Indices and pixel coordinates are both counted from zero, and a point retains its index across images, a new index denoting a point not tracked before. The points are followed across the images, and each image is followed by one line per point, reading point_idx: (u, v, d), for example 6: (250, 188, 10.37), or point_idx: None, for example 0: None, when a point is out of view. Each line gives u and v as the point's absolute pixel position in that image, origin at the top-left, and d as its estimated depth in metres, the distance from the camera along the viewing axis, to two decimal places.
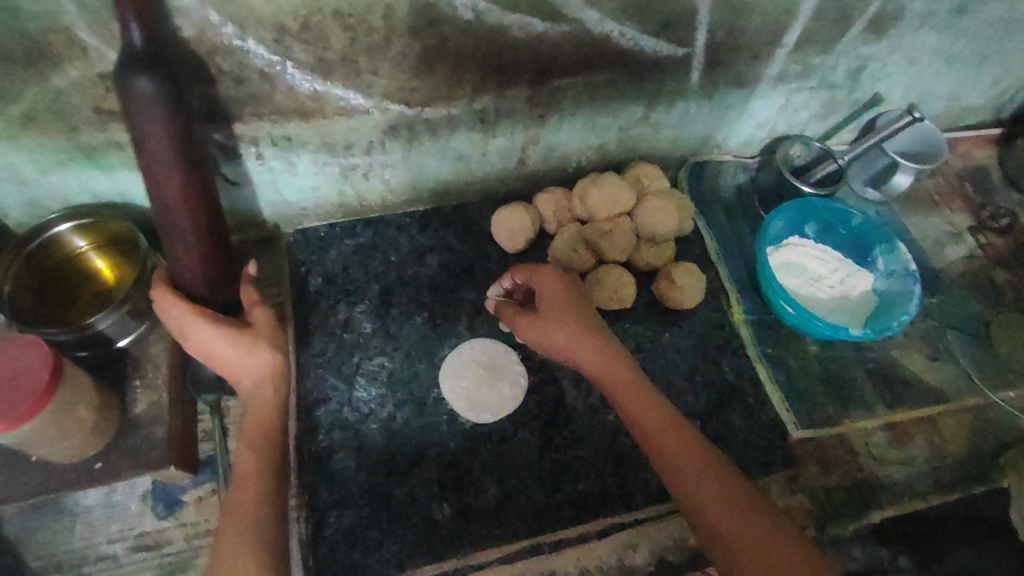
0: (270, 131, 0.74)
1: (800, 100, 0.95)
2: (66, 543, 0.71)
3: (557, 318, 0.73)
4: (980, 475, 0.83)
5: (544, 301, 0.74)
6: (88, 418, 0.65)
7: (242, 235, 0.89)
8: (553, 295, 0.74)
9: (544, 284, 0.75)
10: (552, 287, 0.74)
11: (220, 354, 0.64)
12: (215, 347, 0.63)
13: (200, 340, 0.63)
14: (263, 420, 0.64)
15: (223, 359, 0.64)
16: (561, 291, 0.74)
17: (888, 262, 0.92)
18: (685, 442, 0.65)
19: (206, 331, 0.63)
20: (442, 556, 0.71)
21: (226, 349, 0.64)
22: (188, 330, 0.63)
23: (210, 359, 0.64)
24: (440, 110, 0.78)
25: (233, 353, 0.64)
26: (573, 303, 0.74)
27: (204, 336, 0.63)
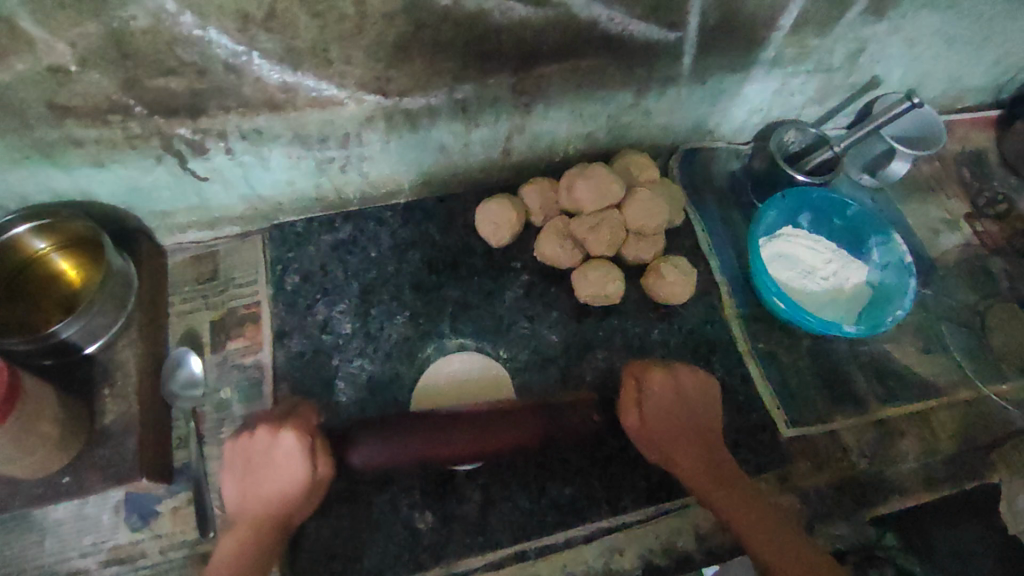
0: (239, 125, 0.69)
1: (796, 84, 0.91)
2: (35, 558, 0.69)
3: (683, 427, 0.72)
4: (970, 470, 0.83)
5: (659, 399, 0.72)
6: (52, 432, 0.63)
7: (214, 230, 0.86)
8: (684, 395, 0.73)
9: (681, 379, 0.74)
10: (673, 389, 0.73)
11: (283, 481, 0.64)
12: (287, 476, 0.64)
13: (278, 466, 0.64)
14: (268, 543, 0.63)
15: (284, 480, 0.64)
16: (688, 392, 0.73)
17: (882, 254, 0.89)
18: (793, 539, 0.64)
19: (295, 460, 0.64)
20: (425, 565, 0.69)
21: (297, 479, 0.64)
22: (283, 451, 0.64)
23: (264, 479, 0.64)
24: (419, 100, 0.73)
25: (302, 483, 0.64)
26: (701, 421, 0.73)
27: (293, 468, 0.64)
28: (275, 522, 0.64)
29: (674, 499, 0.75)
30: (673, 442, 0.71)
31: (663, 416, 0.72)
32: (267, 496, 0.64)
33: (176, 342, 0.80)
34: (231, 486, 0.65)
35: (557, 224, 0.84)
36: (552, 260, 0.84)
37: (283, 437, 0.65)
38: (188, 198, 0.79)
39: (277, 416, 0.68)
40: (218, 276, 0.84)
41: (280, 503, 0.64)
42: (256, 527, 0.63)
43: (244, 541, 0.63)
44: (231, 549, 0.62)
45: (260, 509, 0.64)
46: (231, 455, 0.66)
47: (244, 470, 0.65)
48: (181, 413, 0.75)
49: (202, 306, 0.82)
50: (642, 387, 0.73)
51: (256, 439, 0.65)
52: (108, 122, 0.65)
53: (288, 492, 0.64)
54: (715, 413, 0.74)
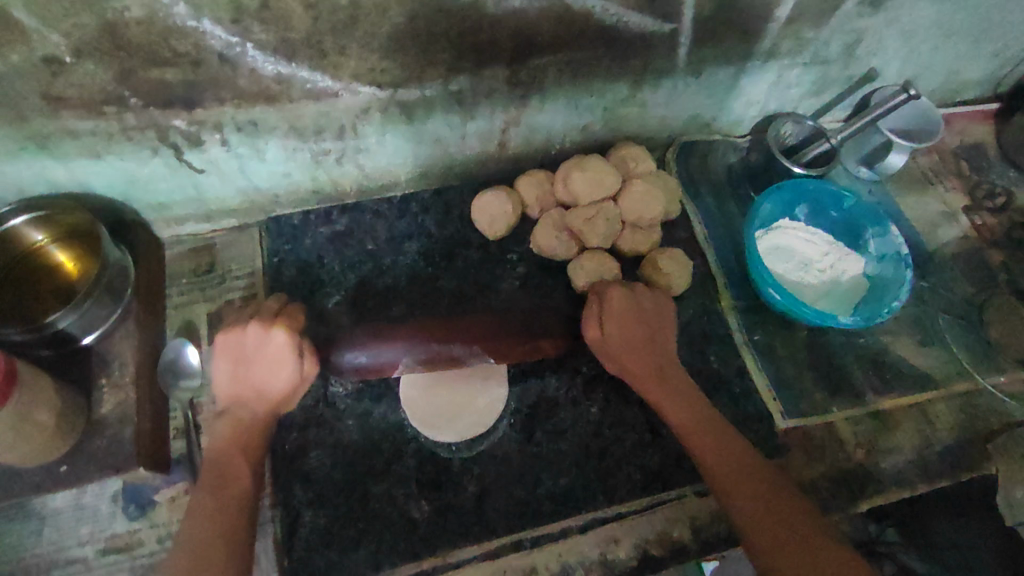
0: (234, 116, 0.70)
1: (792, 76, 0.91)
2: (33, 547, 0.69)
3: (641, 339, 0.73)
4: (967, 462, 0.83)
5: (618, 310, 0.73)
6: (49, 422, 0.63)
7: (212, 222, 0.86)
8: (641, 309, 0.74)
9: (640, 295, 0.75)
10: (631, 302, 0.74)
11: (271, 375, 0.65)
12: (278, 369, 0.65)
13: (267, 361, 0.65)
14: (252, 436, 0.64)
15: (269, 375, 0.65)
16: (648, 307, 0.75)
17: (879, 245, 0.89)
18: (736, 450, 0.65)
19: (285, 357, 0.64)
20: (420, 555, 0.70)
21: (285, 376, 0.65)
22: (274, 347, 0.65)
23: (254, 372, 0.65)
24: (414, 92, 0.74)
25: (290, 377, 0.65)
26: (659, 334, 0.74)
27: (281, 363, 0.64)
28: (262, 415, 0.65)
29: (669, 490, 0.75)
30: (631, 350, 0.72)
31: (626, 327, 0.73)
32: (255, 388, 0.65)
33: (174, 334, 0.80)
34: (223, 377, 0.65)
35: (552, 216, 0.84)
36: (548, 252, 0.84)
37: (274, 333, 0.65)
38: (185, 190, 0.79)
39: (271, 314, 0.68)
40: (216, 268, 0.85)
41: (270, 400, 0.65)
42: (242, 420, 0.65)
43: (226, 434, 0.64)
44: (219, 439, 0.64)
45: (250, 398, 0.65)
46: (222, 347, 0.66)
47: (233, 364, 0.65)
48: (178, 404, 0.75)
49: (200, 298, 0.83)
50: (602, 302, 0.74)
51: (246, 335, 0.65)
52: (104, 113, 0.65)
53: (274, 388, 0.65)
54: (669, 329, 0.76)
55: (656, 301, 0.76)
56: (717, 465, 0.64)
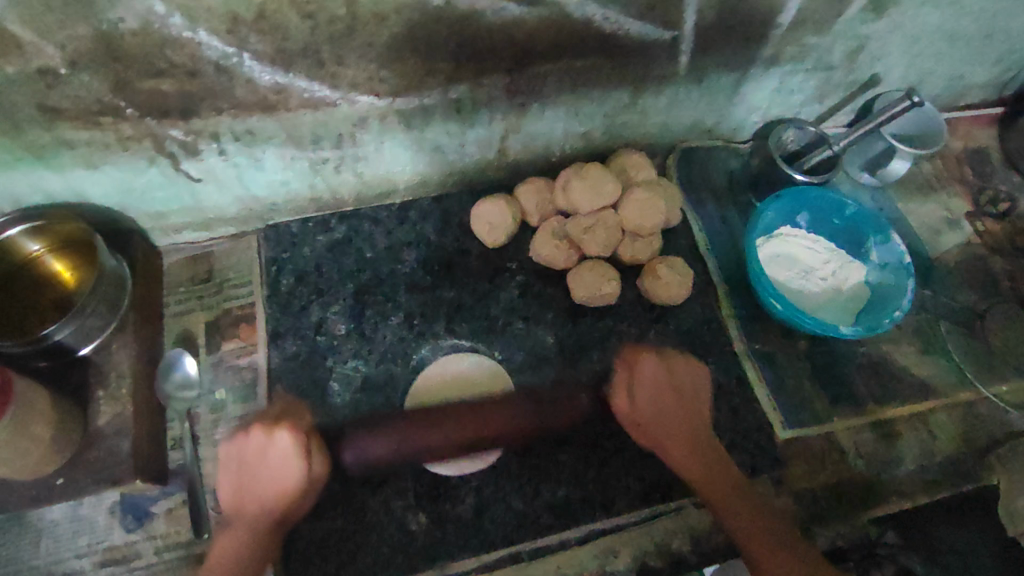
0: (231, 126, 0.69)
1: (795, 83, 0.90)
2: (30, 559, 0.69)
3: (674, 411, 0.73)
4: (968, 473, 0.82)
5: (649, 382, 0.73)
6: (45, 435, 0.63)
7: (210, 231, 0.86)
8: (673, 381, 0.74)
9: (672, 364, 0.75)
10: (664, 373, 0.74)
11: (278, 481, 0.64)
12: (283, 475, 0.63)
13: (272, 467, 0.63)
14: (264, 542, 0.64)
15: (278, 481, 0.63)
16: (682, 381, 0.75)
17: (881, 254, 0.89)
18: (782, 543, 0.66)
19: (291, 463, 0.63)
20: (418, 567, 0.70)
21: (291, 480, 0.63)
22: (277, 452, 0.64)
23: (259, 480, 0.64)
24: (413, 101, 0.73)
25: (297, 481, 0.64)
26: (693, 411, 0.74)
27: (286, 469, 0.63)
28: (268, 523, 0.64)
29: (668, 501, 0.75)
30: (663, 429, 0.72)
31: (656, 403, 0.72)
32: (258, 496, 0.64)
33: (171, 344, 0.80)
34: (225, 488, 0.64)
35: (552, 225, 0.84)
36: (547, 261, 0.84)
37: (278, 436, 0.64)
38: (182, 198, 0.79)
39: (273, 418, 0.67)
40: (213, 277, 0.84)
41: (276, 506, 0.64)
42: (251, 527, 0.64)
43: (237, 541, 0.64)
44: (228, 552, 0.63)
45: (251, 507, 0.64)
46: (223, 456, 0.65)
47: (236, 472, 0.64)
48: (176, 415, 0.75)
49: (197, 307, 0.82)
50: (633, 373, 0.74)
51: (249, 440, 0.64)
52: (100, 124, 0.65)
53: (282, 495, 0.64)
54: (699, 395, 0.76)
55: (687, 369, 0.76)
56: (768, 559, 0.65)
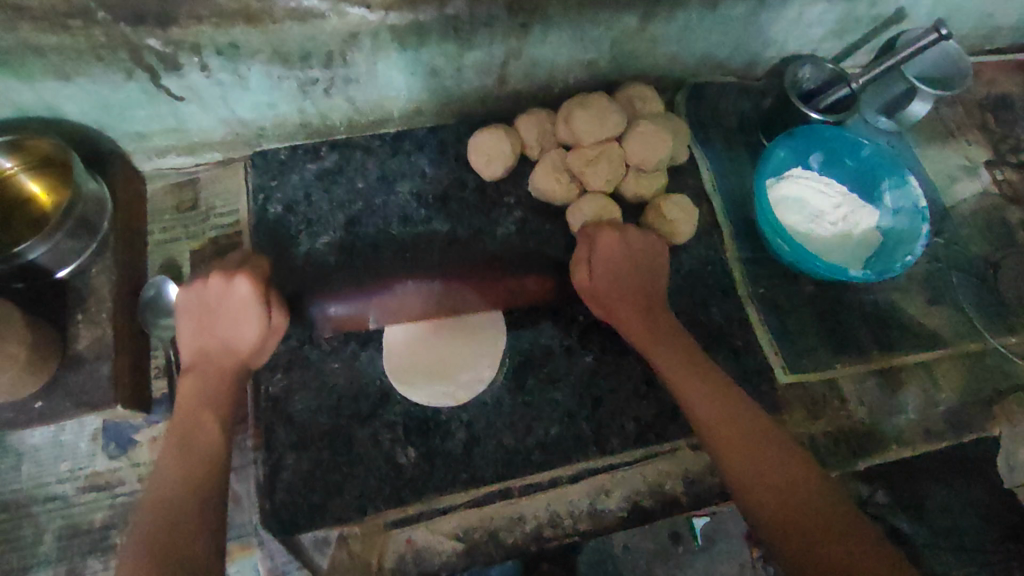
0: (213, 38, 0.64)
1: (815, 14, 0.85)
2: (13, 482, 0.70)
3: (631, 279, 0.70)
4: (967, 423, 0.82)
5: (608, 256, 0.70)
6: (20, 354, 0.61)
7: (196, 156, 0.82)
8: (631, 252, 0.71)
9: (630, 239, 0.71)
10: (623, 247, 0.71)
11: (239, 328, 0.62)
12: (243, 324, 0.62)
13: (231, 313, 0.62)
14: (230, 390, 0.62)
15: (238, 331, 0.62)
16: (636, 250, 0.71)
17: (896, 198, 0.85)
18: (740, 414, 0.61)
19: (249, 308, 0.61)
20: (406, 501, 0.69)
21: (251, 327, 0.62)
22: (234, 297, 0.61)
23: (222, 324, 0.62)
24: (407, 16, 0.67)
25: (257, 332, 0.62)
26: (643, 278, 0.70)
27: (246, 318, 0.61)
28: (230, 371, 0.62)
29: (664, 442, 0.73)
30: (623, 300, 0.69)
31: (614, 269, 0.69)
32: (220, 341, 0.63)
33: (155, 271, 0.78)
34: (187, 338, 0.63)
35: (552, 157, 0.80)
36: (547, 196, 0.80)
37: (236, 282, 0.61)
38: (164, 118, 0.75)
39: (234, 262, 0.64)
40: (199, 205, 0.82)
41: (239, 356, 0.63)
42: (215, 375, 0.62)
43: (200, 390, 0.61)
44: (192, 394, 0.61)
45: (219, 351, 0.63)
46: (186, 302, 0.64)
47: (201, 316, 0.63)
48: (159, 342, 0.74)
49: (182, 234, 0.80)
50: (592, 247, 0.71)
51: (210, 286, 0.62)
52: (70, 28, 0.60)
53: (245, 342, 0.62)
54: (660, 272, 0.72)
55: (646, 244, 0.72)
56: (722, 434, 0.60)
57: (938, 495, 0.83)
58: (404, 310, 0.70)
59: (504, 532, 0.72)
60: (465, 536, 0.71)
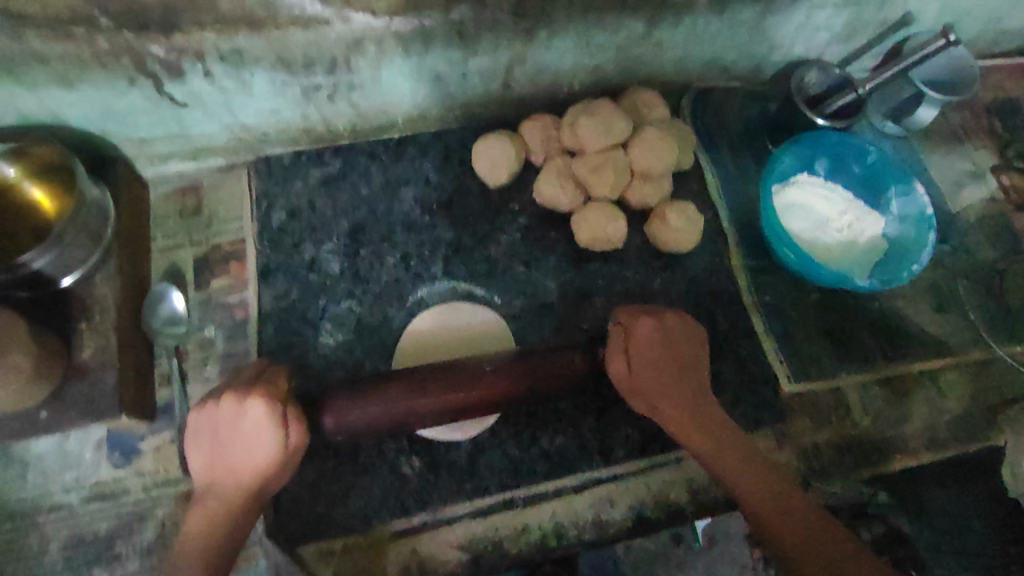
0: (216, 45, 0.64)
1: (822, 18, 0.84)
2: (18, 491, 0.70)
3: (671, 370, 0.66)
4: (976, 433, 0.82)
5: (643, 346, 0.65)
6: (25, 364, 0.60)
7: (199, 161, 0.82)
8: (671, 340, 0.67)
9: (668, 322, 0.67)
10: (660, 335, 0.66)
11: (253, 451, 0.59)
12: (256, 447, 0.59)
13: (246, 438, 0.59)
14: (239, 517, 0.61)
15: (250, 454, 0.60)
16: (675, 337, 0.67)
17: (902, 205, 0.85)
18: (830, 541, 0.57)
19: (262, 433, 0.59)
20: (411, 510, 0.69)
21: (263, 451, 0.59)
22: (249, 421, 0.59)
23: (234, 449, 0.60)
24: (412, 23, 0.67)
25: (273, 454, 0.59)
26: (689, 375, 0.67)
27: (263, 442, 0.59)
28: (238, 500, 0.61)
29: (667, 452, 0.74)
30: (669, 396, 0.66)
31: (652, 361, 0.65)
32: (230, 470, 0.61)
33: (159, 279, 0.78)
34: (199, 457, 0.62)
35: (557, 164, 0.79)
36: (552, 202, 0.80)
37: (250, 406, 0.58)
38: (167, 124, 0.74)
39: None
40: (202, 211, 0.81)
41: (247, 483, 0.60)
42: (223, 500, 0.61)
43: (206, 514, 0.60)
44: (200, 522, 0.60)
45: (229, 476, 0.61)
46: (197, 422, 0.62)
47: (212, 435, 0.61)
48: (163, 350, 0.74)
49: (186, 241, 0.80)
50: (628, 337, 0.66)
51: (222, 408, 0.59)
52: (72, 36, 0.60)
53: (256, 466, 0.60)
54: (698, 351, 0.69)
55: (685, 332, 0.68)
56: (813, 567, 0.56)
57: (942, 499, 0.79)
58: (429, 410, 0.63)
59: (508, 543, 0.71)
60: (467, 546, 0.71)
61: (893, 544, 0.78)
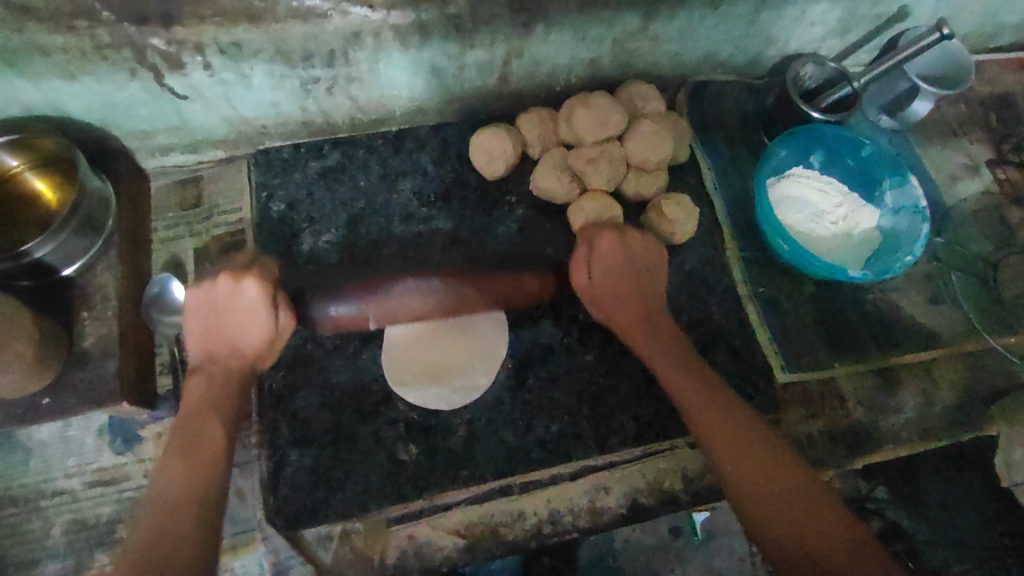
0: (216, 37, 0.64)
1: (817, 12, 0.84)
2: (21, 476, 0.71)
3: (630, 280, 0.70)
4: (964, 420, 0.82)
5: (609, 256, 0.70)
6: (28, 352, 0.61)
7: (199, 154, 0.83)
8: (631, 258, 0.71)
9: (631, 241, 0.71)
10: (622, 251, 0.71)
11: (247, 328, 0.62)
12: (251, 324, 0.62)
13: (241, 314, 0.62)
14: (235, 392, 0.62)
15: (242, 333, 0.62)
16: (637, 255, 0.71)
17: (896, 197, 0.85)
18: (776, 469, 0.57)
19: (258, 311, 0.61)
20: (408, 497, 0.69)
21: (259, 327, 0.62)
22: (243, 299, 0.61)
23: (229, 325, 0.62)
24: (409, 15, 0.68)
25: (266, 331, 0.62)
26: (648, 286, 0.71)
27: (253, 327, 0.62)
28: (233, 373, 0.62)
29: (663, 440, 0.74)
30: (624, 305, 0.70)
31: (614, 273, 0.70)
32: (226, 345, 0.63)
33: (160, 269, 0.79)
34: (193, 335, 0.63)
35: (553, 157, 0.80)
36: (548, 194, 0.80)
37: (243, 286, 0.61)
38: (167, 116, 0.75)
39: (241, 265, 0.64)
40: (202, 202, 0.82)
41: (243, 358, 0.63)
42: (219, 376, 0.62)
43: (203, 388, 0.62)
44: (196, 398, 0.61)
45: (225, 352, 0.63)
46: (191, 302, 0.63)
47: (207, 314, 0.63)
48: (165, 341, 0.74)
49: (187, 233, 0.81)
50: (591, 248, 0.72)
51: (216, 288, 0.62)
52: (74, 28, 0.61)
53: (251, 342, 0.62)
54: (658, 268, 0.73)
55: (647, 248, 0.72)
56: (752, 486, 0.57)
57: (938, 490, 0.84)
58: (394, 313, 0.70)
59: (505, 528, 0.74)
60: (465, 531, 0.74)
61: (891, 537, 0.82)
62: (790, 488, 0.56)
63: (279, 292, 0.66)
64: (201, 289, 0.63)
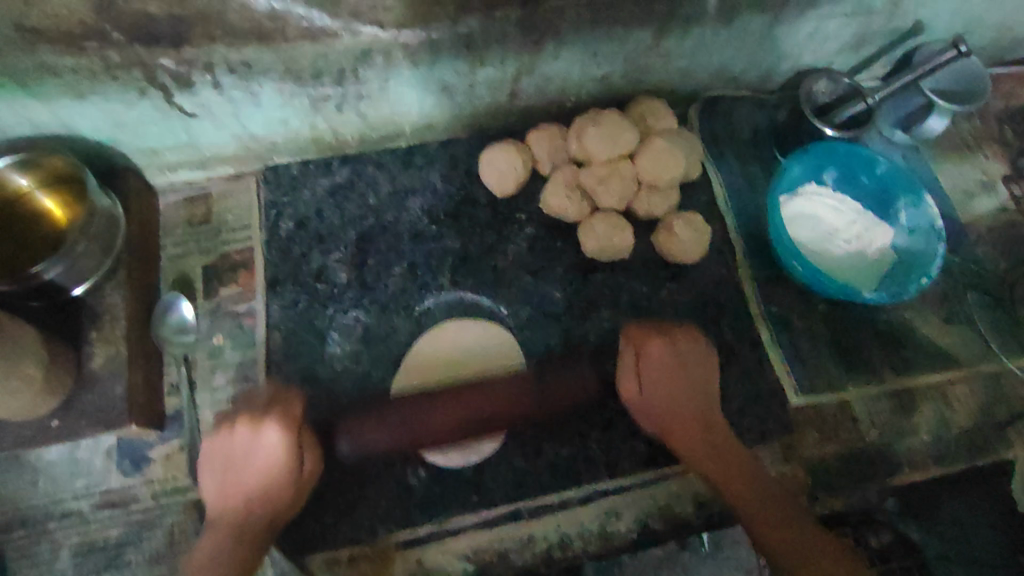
0: (225, 57, 0.64)
1: (831, 28, 0.83)
2: (29, 498, 0.70)
3: (675, 388, 0.70)
4: (985, 444, 0.81)
5: (654, 369, 0.70)
6: (36, 375, 0.61)
7: (207, 170, 0.82)
8: (682, 362, 0.71)
9: (680, 350, 0.71)
10: (670, 358, 0.70)
11: (266, 476, 0.63)
12: (268, 472, 0.63)
13: (257, 465, 0.63)
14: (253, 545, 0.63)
15: (264, 476, 0.63)
16: (686, 359, 0.71)
17: (911, 216, 0.84)
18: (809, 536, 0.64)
19: (276, 458, 0.63)
20: (417, 521, 0.70)
21: (276, 471, 0.63)
22: (263, 448, 0.63)
23: (245, 477, 0.64)
24: (420, 35, 0.67)
25: (285, 476, 0.63)
26: (697, 398, 0.71)
27: (274, 462, 0.63)
28: (258, 520, 0.64)
29: (674, 465, 0.74)
30: (675, 417, 0.70)
31: (660, 382, 0.69)
32: (242, 487, 0.64)
33: (168, 287, 0.79)
34: (211, 487, 0.65)
35: (563, 174, 0.79)
36: (558, 213, 0.80)
37: (264, 434, 0.63)
38: (176, 134, 0.75)
39: (262, 405, 0.66)
40: (211, 220, 0.82)
41: (256, 499, 0.63)
42: (235, 527, 0.63)
43: (218, 541, 0.62)
44: (210, 549, 0.62)
45: (239, 492, 0.64)
46: (209, 450, 0.65)
47: (225, 467, 0.65)
48: (173, 359, 0.75)
49: (195, 250, 0.80)
50: (639, 356, 0.70)
51: (235, 438, 0.64)
52: (84, 50, 0.60)
53: (268, 485, 0.63)
54: (706, 379, 0.72)
55: (692, 351, 0.72)
56: (792, 567, 0.62)
57: (955, 509, 0.78)
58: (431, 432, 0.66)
59: (514, 554, 0.71)
60: (474, 556, 0.71)
61: (905, 553, 0.77)
62: (821, 551, 0.62)
63: (302, 430, 0.66)
64: (223, 434, 0.64)
